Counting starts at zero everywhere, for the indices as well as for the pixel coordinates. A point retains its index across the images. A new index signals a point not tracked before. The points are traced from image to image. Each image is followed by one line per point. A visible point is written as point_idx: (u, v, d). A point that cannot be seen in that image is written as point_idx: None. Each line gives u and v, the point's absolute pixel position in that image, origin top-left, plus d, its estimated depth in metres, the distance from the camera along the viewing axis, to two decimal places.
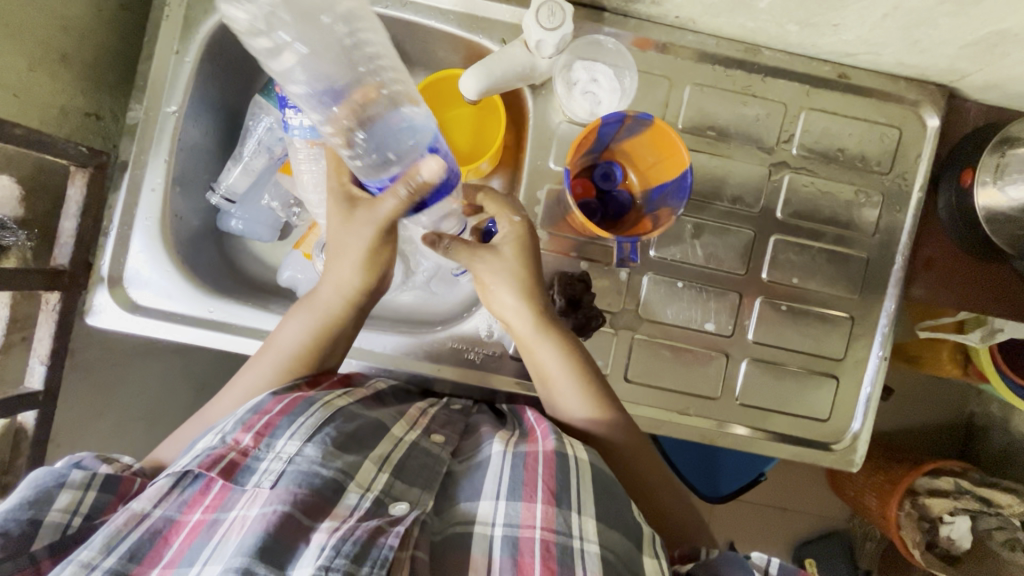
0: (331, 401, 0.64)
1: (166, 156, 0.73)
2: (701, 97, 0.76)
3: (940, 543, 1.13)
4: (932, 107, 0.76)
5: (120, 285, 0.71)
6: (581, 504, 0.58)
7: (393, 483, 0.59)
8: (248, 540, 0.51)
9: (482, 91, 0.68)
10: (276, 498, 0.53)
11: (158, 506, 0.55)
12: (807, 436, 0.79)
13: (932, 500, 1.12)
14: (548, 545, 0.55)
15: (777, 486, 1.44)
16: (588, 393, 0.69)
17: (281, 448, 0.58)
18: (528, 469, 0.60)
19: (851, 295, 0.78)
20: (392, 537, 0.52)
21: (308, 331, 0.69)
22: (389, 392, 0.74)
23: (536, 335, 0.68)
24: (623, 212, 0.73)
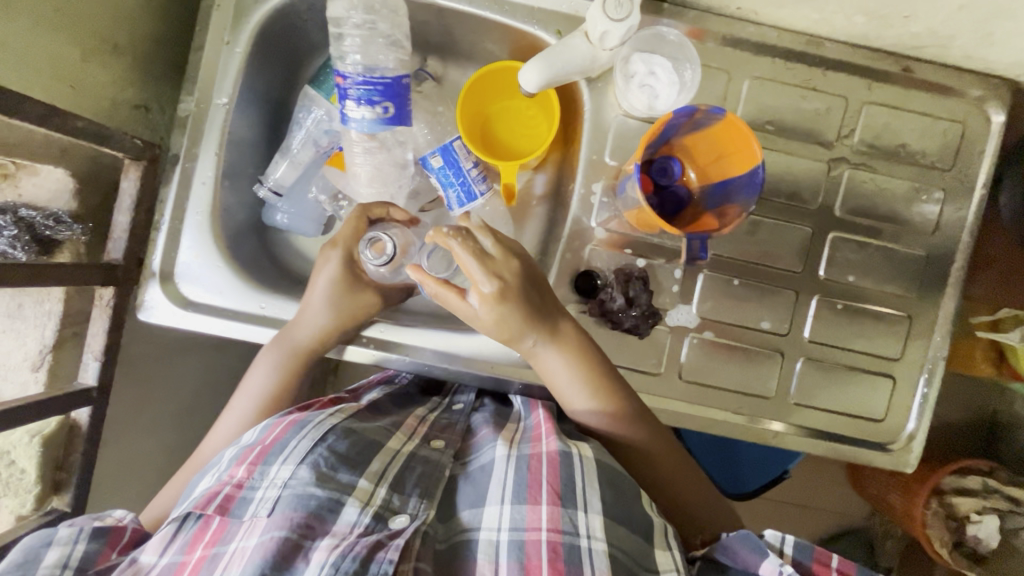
0: (323, 420, 0.64)
1: (217, 148, 0.71)
2: (760, 91, 0.74)
3: (967, 541, 1.13)
4: (998, 103, 0.73)
5: (172, 281, 0.70)
6: (586, 502, 0.58)
7: (392, 495, 0.59)
8: (248, 569, 0.51)
9: (542, 85, 0.67)
10: (273, 524, 0.54)
11: (163, 555, 0.55)
12: (861, 435, 0.78)
13: (959, 499, 1.12)
14: (555, 547, 0.55)
15: (801, 483, 1.44)
16: (595, 388, 0.67)
17: (275, 474, 0.58)
18: (532, 472, 0.60)
19: (907, 294, 0.77)
20: (392, 550, 0.53)
21: (280, 369, 0.71)
22: (386, 401, 0.76)
23: (536, 352, 0.68)
24: (680, 208, 0.72)
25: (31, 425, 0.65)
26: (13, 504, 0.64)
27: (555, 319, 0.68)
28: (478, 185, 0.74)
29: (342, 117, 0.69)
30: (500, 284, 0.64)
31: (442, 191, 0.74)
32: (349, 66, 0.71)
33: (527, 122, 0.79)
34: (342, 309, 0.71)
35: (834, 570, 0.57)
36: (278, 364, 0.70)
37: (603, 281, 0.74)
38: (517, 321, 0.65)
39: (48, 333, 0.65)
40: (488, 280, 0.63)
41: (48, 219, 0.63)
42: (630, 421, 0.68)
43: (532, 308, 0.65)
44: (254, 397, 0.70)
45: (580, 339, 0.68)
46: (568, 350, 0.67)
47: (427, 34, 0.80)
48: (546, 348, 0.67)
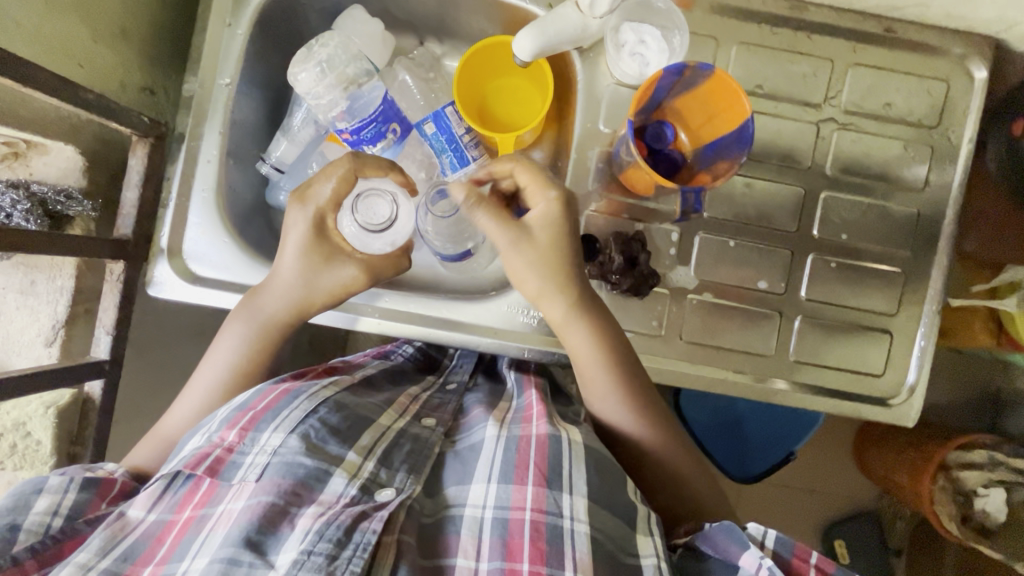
0: (317, 392, 0.65)
1: (222, 127, 0.73)
2: (749, 57, 0.76)
3: (975, 516, 1.14)
4: (980, 60, 0.75)
5: (180, 257, 0.72)
6: (572, 484, 0.59)
7: (379, 470, 0.60)
8: (235, 532, 0.53)
9: (536, 53, 0.69)
10: (260, 490, 0.55)
11: (152, 511, 0.58)
12: (860, 392, 0.79)
13: (966, 474, 1.13)
14: (538, 526, 0.56)
15: (809, 465, 1.44)
16: (625, 385, 0.69)
17: (265, 441, 0.59)
18: (521, 452, 0.61)
19: (901, 251, 0.78)
20: (376, 521, 0.54)
21: (246, 341, 0.70)
22: (377, 375, 0.76)
23: (567, 323, 0.70)
24: (675, 170, 0.73)
25: (46, 397, 0.67)
26: (29, 474, 0.65)
27: (589, 292, 0.70)
28: (471, 151, 0.78)
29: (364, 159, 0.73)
30: (563, 197, 0.67)
31: (436, 156, 0.79)
32: (334, 117, 0.69)
33: (522, 97, 0.81)
34: (315, 282, 0.69)
35: (813, 567, 0.55)
36: (246, 338, 0.70)
37: (601, 243, 0.76)
38: (557, 252, 0.67)
39: (60, 308, 0.67)
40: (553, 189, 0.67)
41: (60, 195, 0.65)
42: (652, 424, 0.70)
43: (570, 275, 0.68)
44: (220, 368, 0.70)
45: (611, 322, 0.70)
46: (600, 335, 0.69)
47: (423, 15, 0.82)
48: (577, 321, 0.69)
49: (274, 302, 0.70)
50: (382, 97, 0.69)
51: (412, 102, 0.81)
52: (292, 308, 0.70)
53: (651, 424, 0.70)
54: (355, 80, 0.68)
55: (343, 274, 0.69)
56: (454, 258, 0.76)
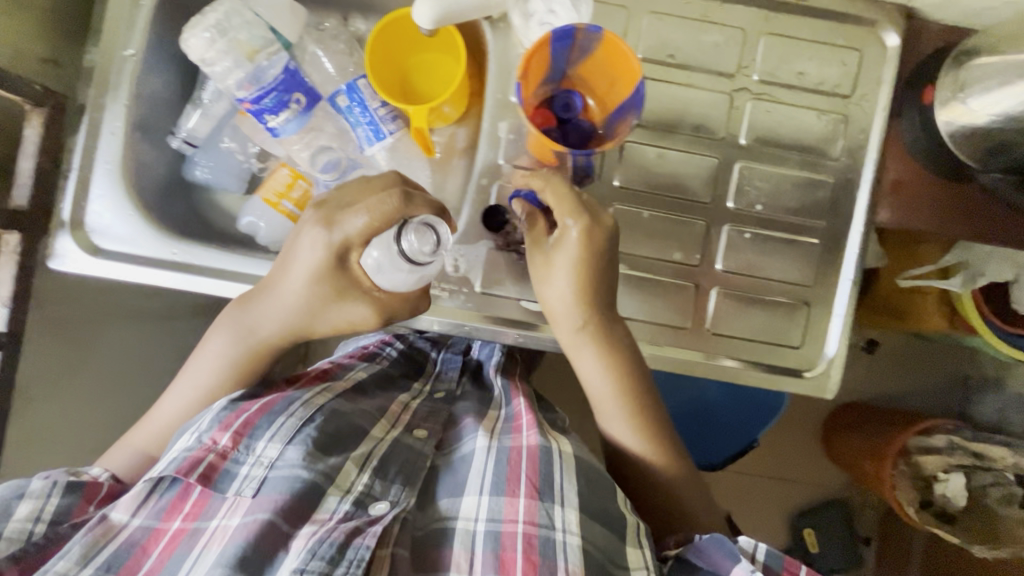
0: (310, 400, 0.70)
1: (126, 100, 0.73)
2: (660, 26, 0.76)
3: (935, 501, 1.13)
4: (891, 27, 0.75)
5: (83, 230, 0.71)
6: (564, 496, 0.62)
7: (374, 481, 0.65)
8: (229, 549, 0.57)
9: (436, 21, 0.69)
10: (259, 507, 0.60)
11: (136, 515, 0.62)
12: (778, 364, 0.78)
13: (926, 459, 1.12)
14: (530, 539, 0.59)
15: (774, 453, 1.43)
16: (636, 415, 0.73)
17: (262, 452, 0.65)
18: (512, 464, 0.64)
19: (817, 222, 0.78)
20: (368, 537, 0.58)
21: (230, 360, 0.74)
22: (367, 381, 0.80)
23: (574, 343, 0.72)
24: (585, 140, 0.73)
25: None
26: None
27: (607, 312, 0.70)
28: (386, 125, 0.77)
29: (269, 131, 0.72)
30: (589, 224, 0.65)
31: (352, 130, 0.78)
32: (235, 85, 0.69)
33: (439, 69, 0.80)
34: (313, 309, 0.70)
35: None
36: (229, 354, 0.74)
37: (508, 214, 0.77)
38: (591, 274, 0.67)
39: None
40: (576, 216, 0.65)
41: None
42: (665, 453, 0.73)
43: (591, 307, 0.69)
44: (199, 387, 0.74)
45: (620, 341, 0.71)
46: (610, 360, 0.71)
47: None
48: (589, 342, 0.71)
49: (268, 322, 0.72)
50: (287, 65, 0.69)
51: (325, 74, 0.79)
52: (281, 329, 0.73)
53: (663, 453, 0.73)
54: (256, 50, 0.69)
55: (352, 309, 0.69)
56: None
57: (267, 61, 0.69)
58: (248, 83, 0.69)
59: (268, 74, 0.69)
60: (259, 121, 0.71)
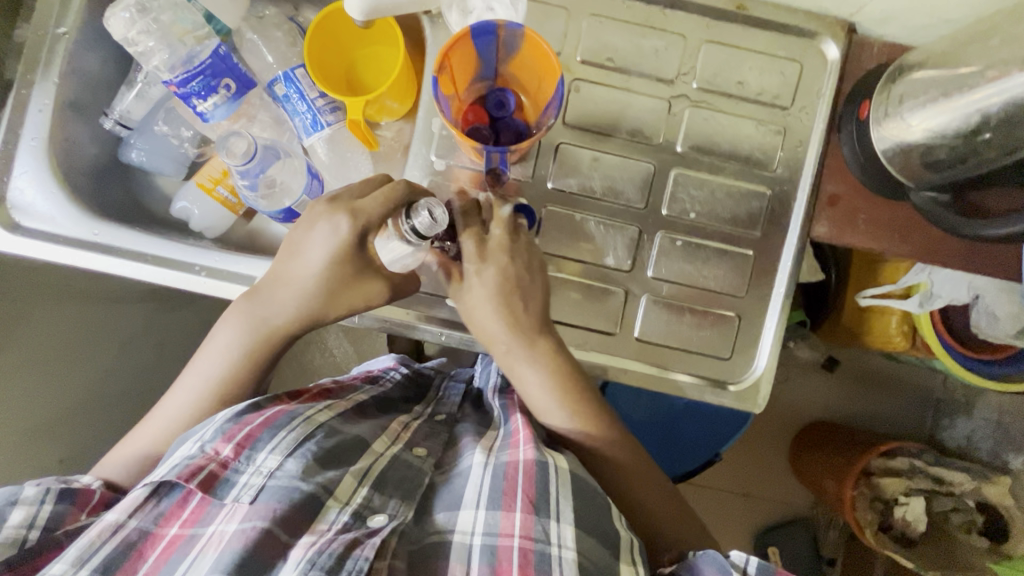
0: (311, 417, 0.69)
1: (57, 77, 0.72)
2: (599, 28, 0.75)
3: (896, 525, 1.12)
4: (832, 39, 0.75)
5: (4, 206, 0.70)
6: (559, 511, 0.61)
7: (372, 495, 0.64)
8: (225, 557, 0.56)
9: (367, 12, 0.68)
10: (255, 515, 0.59)
11: (133, 516, 0.61)
12: (708, 375, 0.77)
13: (887, 481, 1.12)
14: (525, 553, 0.58)
15: (736, 469, 1.41)
16: (578, 410, 0.70)
17: (262, 462, 0.63)
18: (508, 479, 0.63)
19: (751, 233, 0.77)
20: (367, 548, 0.57)
21: (244, 347, 0.72)
22: (367, 404, 0.78)
23: (516, 364, 0.70)
24: (515, 140, 0.72)
25: None
26: None
27: (529, 330, 0.69)
28: (325, 116, 0.76)
29: (198, 115, 0.72)
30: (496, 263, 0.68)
31: (290, 119, 0.77)
32: (160, 67, 0.68)
33: (379, 62, 0.80)
34: (329, 289, 0.69)
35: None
36: (241, 343, 0.72)
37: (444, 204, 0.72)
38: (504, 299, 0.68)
39: None
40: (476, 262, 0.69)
41: None
42: (617, 446, 0.72)
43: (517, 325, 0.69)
44: (211, 377, 0.72)
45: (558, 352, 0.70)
46: (554, 365, 0.70)
47: None
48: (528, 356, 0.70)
49: (287, 303, 0.70)
50: (212, 51, 0.68)
51: (261, 61, 0.78)
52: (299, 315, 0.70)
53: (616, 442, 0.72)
54: (188, 35, 0.69)
55: (369, 289, 0.69)
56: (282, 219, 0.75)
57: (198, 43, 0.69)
58: (175, 63, 0.68)
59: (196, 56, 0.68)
60: (187, 104, 0.70)
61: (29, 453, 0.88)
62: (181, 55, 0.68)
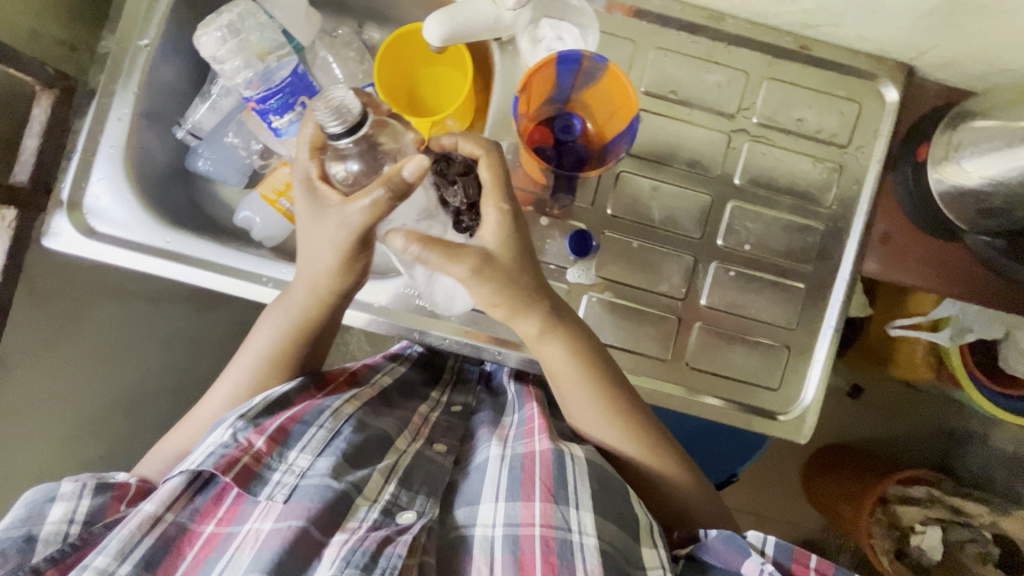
0: (338, 408, 0.68)
1: (136, 88, 0.74)
2: (664, 61, 0.77)
3: (910, 552, 1.12)
4: (892, 82, 0.77)
5: (80, 211, 0.72)
6: (577, 499, 0.61)
7: (400, 491, 0.63)
8: (264, 555, 0.55)
9: (445, 39, 0.70)
10: (292, 514, 0.58)
11: (170, 510, 0.60)
12: (755, 404, 0.78)
13: (904, 508, 1.12)
14: (547, 541, 0.59)
15: (754, 490, 1.42)
16: (603, 398, 0.68)
17: (293, 460, 0.63)
18: (525, 470, 0.64)
19: (803, 267, 0.78)
20: (400, 545, 0.56)
21: (279, 330, 0.71)
22: (387, 390, 0.79)
23: (543, 345, 0.66)
24: (579, 163, 0.74)
25: None
26: None
27: (557, 303, 0.65)
28: None
29: (272, 130, 0.73)
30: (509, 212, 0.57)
31: None
32: (242, 83, 0.70)
33: (446, 84, 0.82)
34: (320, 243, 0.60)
35: (812, 570, 0.60)
36: (280, 329, 0.71)
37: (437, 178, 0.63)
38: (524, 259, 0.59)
39: None
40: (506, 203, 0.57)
41: None
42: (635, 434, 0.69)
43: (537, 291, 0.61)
44: (254, 358, 0.72)
45: (584, 336, 0.67)
46: (582, 350, 0.66)
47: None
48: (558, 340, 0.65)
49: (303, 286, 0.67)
50: (291, 68, 0.69)
51: (331, 79, 0.81)
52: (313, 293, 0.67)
53: (629, 426, 0.69)
54: (267, 52, 0.70)
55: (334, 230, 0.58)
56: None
57: (275, 62, 0.70)
58: (252, 81, 0.69)
59: (274, 75, 0.69)
60: (263, 120, 0.72)
61: (79, 451, 0.89)
62: (259, 74, 0.69)
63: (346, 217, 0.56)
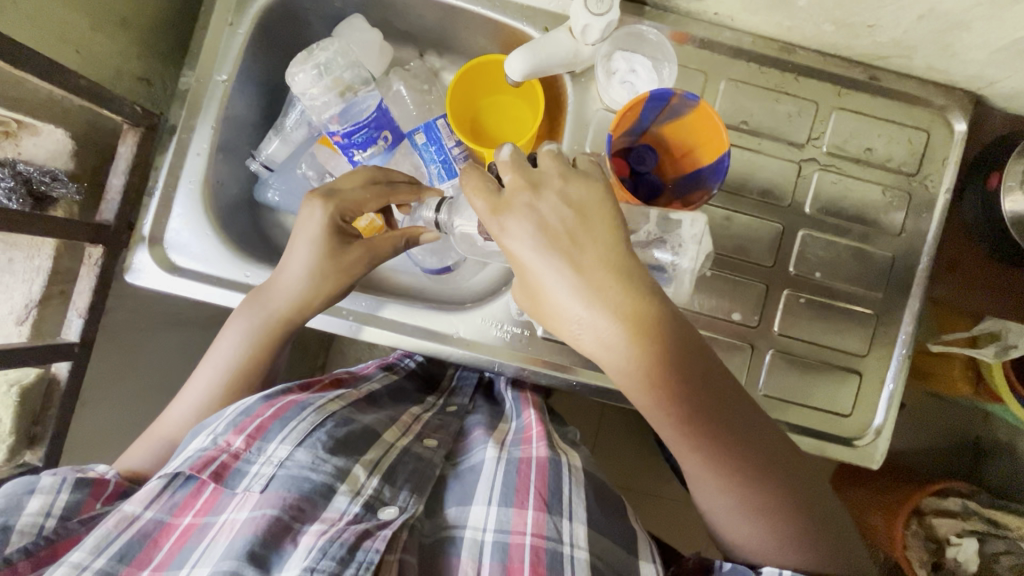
0: (323, 406, 0.66)
1: (214, 122, 0.74)
2: (736, 92, 0.78)
3: (946, 566, 1.04)
4: (960, 113, 0.78)
5: (161, 246, 0.72)
6: (571, 511, 0.58)
7: (383, 487, 0.60)
8: (237, 543, 0.52)
9: (526, 74, 0.72)
10: (266, 502, 0.56)
11: (149, 508, 0.58)
12: (828, 430, 0.79)
13: (939, 519, 1.06)
14: (538, 551, 0.54)
15: None
16: (673, 407, 0.56)
17: (272, 452, 0.60)
18: (521, 475, 0.61)
19: (873, 293, 0.79)
20: (379, 540, 0.53)
21: (249, 337, 0.70)
22: (381, 394, 0.77)
23: (585, 334, 0.56)
24: (654, 195, 0.74)
25: (11, 375, 0.68)
26: None
27: (590, 297, 0.54)
28: (459, 164, 0.77)
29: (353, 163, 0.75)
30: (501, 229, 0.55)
31: (424, 166, 0.77)
32: (328, 119, 0.72)
33: (513, 115, 0.83)
34: (319, 276, 0.68)
35: None
36: (250, 335, 0.70)
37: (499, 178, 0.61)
38: (533, 263, 0.54)
39: (35, 288, 0.68)
40: (492, 218, 0.55)
41: (45, 176, 0.65)
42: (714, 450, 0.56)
43: (554, 283, 0.55)
44: (220, 364, 0.70)
45: (644, 326, 0.54)
46: (637, 345, 0.54)
47: (422, 32, 0.83)
48: (600, 332, 0.55)
49: (278, 296, 0.69)
50: (376, 105, 0.71)
51: (404, 111, 0.84)
52: (294, 305, 0.69)
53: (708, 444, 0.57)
54: (352, 86, 0.71)
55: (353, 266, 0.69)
56: (435, 271, 0.84)
57: (358, 97, 0.72)
58: (337, 115, 0.72)
59: (359, 110, 0.72)
60: (345, 154, 0.73)
61: None
62: (343, 109, 0.72)
63: (373, 257, 0.70)
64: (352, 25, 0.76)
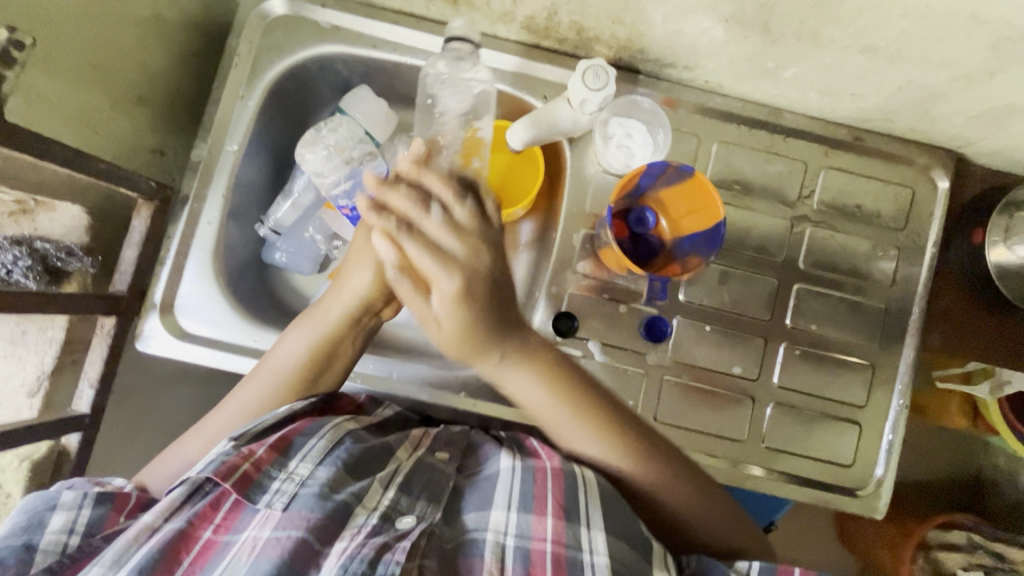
0: (341, 423, 0.66)
1: (224, 190, 0.77)
2: (728, 154, 0.81)
3: None
4: (942, 170, 0.81)
5: (172, 313, 0.74)
6: (588, 518, 0.59)
7: (399, 497, 0.61)
8: (263, 564, 0.54)
9: (527, 142, 0.75)
10: (291, 522, 0.56)
11: (169, 519, 0.57)
12: (831, 480, 0.80)
13: (945, 556, 1.05)
14: (558, 558, 0.57)
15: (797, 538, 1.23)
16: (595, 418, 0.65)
17: (294, 469, 0.60)
18: (537, 485, 0.61)
19: (869, 343, 0.81)
20: (399, 552, 0.55)
21: (308, 341, 0.69)
22: (393, 420, 0.74)
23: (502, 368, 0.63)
24: (653, 255, 0.78)
25: (22, 450, 0.68)
26: None
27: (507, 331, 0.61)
28: None
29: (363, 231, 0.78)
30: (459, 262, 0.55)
31: None
32: (337, 192, 0.75)
33: None
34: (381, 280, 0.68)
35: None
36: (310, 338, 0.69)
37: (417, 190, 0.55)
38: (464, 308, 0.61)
39: (47, 359, 0.69)
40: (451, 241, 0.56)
41: (61, 251, 0.68)
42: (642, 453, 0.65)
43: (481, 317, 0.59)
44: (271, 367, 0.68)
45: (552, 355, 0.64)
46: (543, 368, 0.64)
47: None
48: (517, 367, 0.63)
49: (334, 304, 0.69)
50: None
51: None
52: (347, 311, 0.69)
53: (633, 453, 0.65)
54: (359, 160, 0.75)
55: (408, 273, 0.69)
56: None
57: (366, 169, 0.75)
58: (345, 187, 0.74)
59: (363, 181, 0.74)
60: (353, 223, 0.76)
61: None
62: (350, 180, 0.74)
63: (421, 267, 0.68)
64: (357, 97, 0.79)
